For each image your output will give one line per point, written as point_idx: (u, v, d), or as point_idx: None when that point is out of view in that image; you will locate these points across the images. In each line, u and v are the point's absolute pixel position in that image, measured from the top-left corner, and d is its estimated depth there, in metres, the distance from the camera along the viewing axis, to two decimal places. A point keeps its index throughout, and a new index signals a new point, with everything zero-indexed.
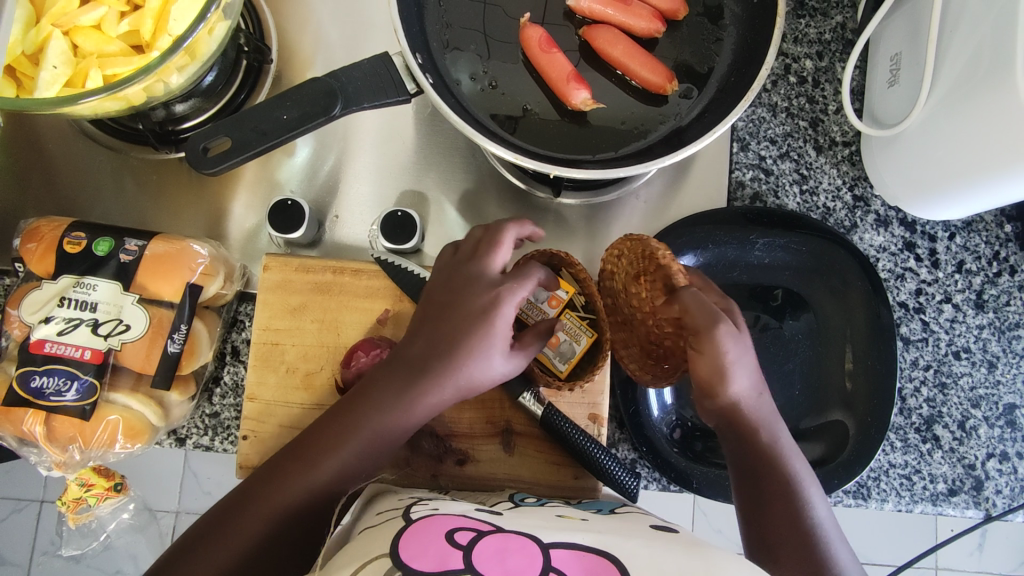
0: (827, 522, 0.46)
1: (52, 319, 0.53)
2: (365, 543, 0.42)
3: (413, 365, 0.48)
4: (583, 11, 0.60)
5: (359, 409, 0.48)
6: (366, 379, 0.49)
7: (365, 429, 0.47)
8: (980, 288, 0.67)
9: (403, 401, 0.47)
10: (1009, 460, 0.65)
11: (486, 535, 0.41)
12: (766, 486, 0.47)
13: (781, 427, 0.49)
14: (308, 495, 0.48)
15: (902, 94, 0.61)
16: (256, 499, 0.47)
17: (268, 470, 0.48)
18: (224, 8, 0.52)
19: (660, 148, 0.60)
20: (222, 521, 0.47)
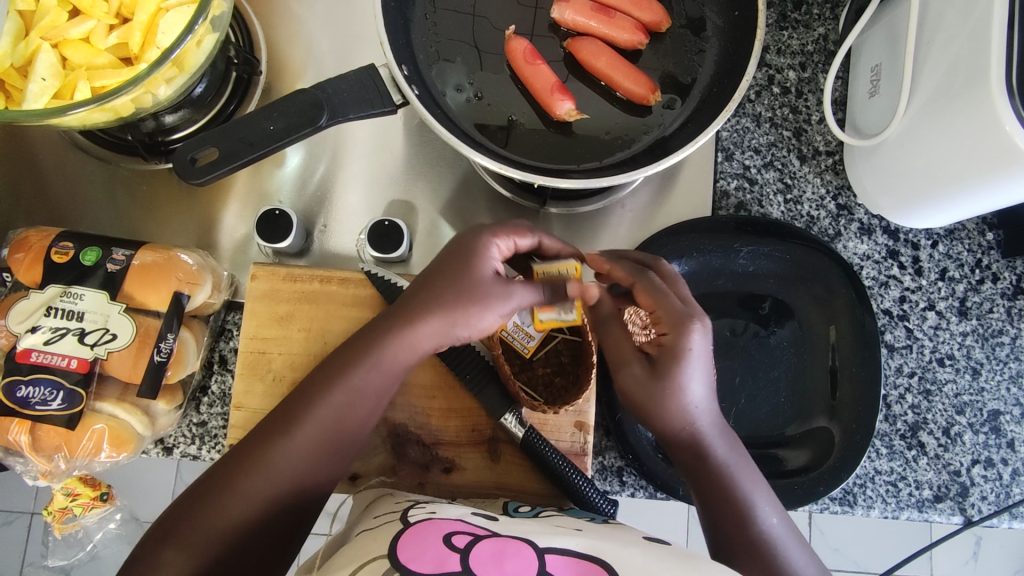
0: (777, 525, 0.48)
1: (38, 328, 0.53)
2: (364, 544, 0.43)
3: (374, 332, 0.49)
4: (567, 23, 0.61)
5: (326, 383, 0.48)
6: (327, 360, 0.50)
7: (335, 399, 0.48)
8: (963, 295, 0.67)
9: (372, 369, 0.48)
10: (994, 466, 0.65)
11: (483, 539, 0.41)
12: (721, 498, 0.48)
13: (734, 443, 0.50)
14: (283, 466, 0.47)
15: (882, 104, 0.62)
16: (228, 486, 0.46)
17: (236, 457, 0.47)
18: (212, 20, 0.53)
19: (644, 157, 0.61)
20: (193, 512, 0.45)
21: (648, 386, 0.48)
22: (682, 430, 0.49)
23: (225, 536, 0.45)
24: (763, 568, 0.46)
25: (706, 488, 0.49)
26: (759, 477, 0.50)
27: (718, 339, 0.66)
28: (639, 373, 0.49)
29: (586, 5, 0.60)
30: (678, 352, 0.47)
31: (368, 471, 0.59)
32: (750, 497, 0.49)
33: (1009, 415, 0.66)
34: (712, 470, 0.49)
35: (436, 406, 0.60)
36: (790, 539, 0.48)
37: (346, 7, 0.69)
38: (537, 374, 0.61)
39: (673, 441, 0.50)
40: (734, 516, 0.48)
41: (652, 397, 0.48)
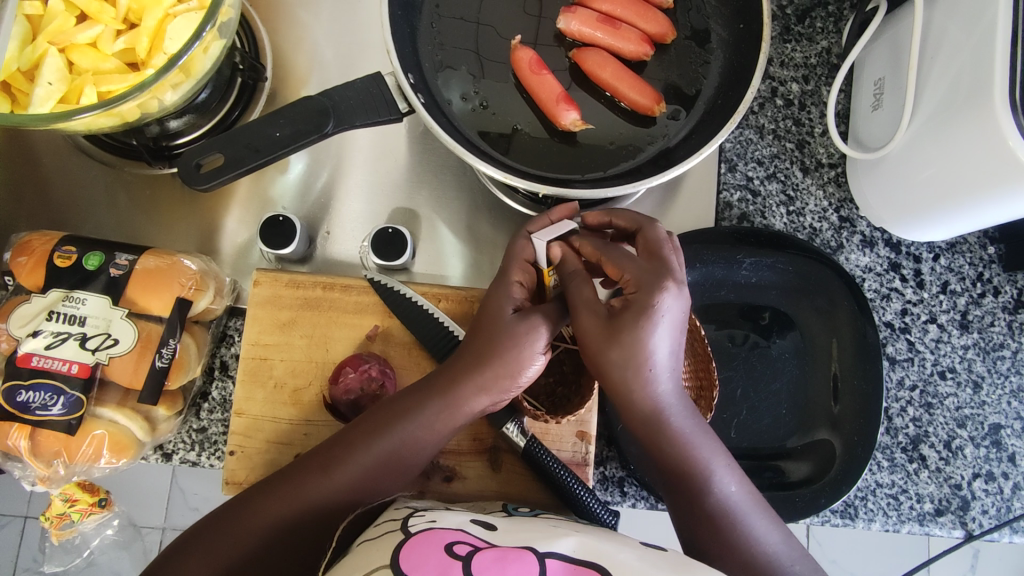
0: (740, 496, 0.49)
1: (40, 332, 0.53)
2: (365, 554, 0.42)
3: (428, 384, 0.51)
4: (573, 33, 0.61)
5: (377, 427, 0.51)
6: (381, 407, 0.52)
7: (382, 443, 0.51)
8: (964, 308, 0.67)
9: (417, 415, 0.51)
10: (995, 480, 0.65)
11: (484, 547, 0.41)
12: (682, 478, 0.48)
13: (697, 419, 0.49)
14: (326, 502, 0.50)
15: (885, 117, 0.62)
16: (259, 504, 0.49)
17: (275, 480, 0.51)
18: (220, 27, 0.53)
19: (648, 168, 0.61)
20: (221, 524, 0.49)
21: (606, 340, 0.45)
22: (642, 410, 0.47)
23: (249, 547, 0.49)
24: (723, 534, 0.47)
25: (668, 467, 0.48)
26: (719, 446, 0.49)
27: (720, 350, 0.66)
28: (599, 321, 0.45)
29: (592, 15, 0.61)
30: (644, 308, 0.44)
31: None
32: (710, 470, 0.48)
33: (1010, 428, 0.66)
34: (673, 447, 0.48)
35: None
36: (751, 503, 0.49)
37: (351, 14, 0.69)
38: (540, 383, 0.61)
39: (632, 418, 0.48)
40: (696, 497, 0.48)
41: (609, 356, 0.45)
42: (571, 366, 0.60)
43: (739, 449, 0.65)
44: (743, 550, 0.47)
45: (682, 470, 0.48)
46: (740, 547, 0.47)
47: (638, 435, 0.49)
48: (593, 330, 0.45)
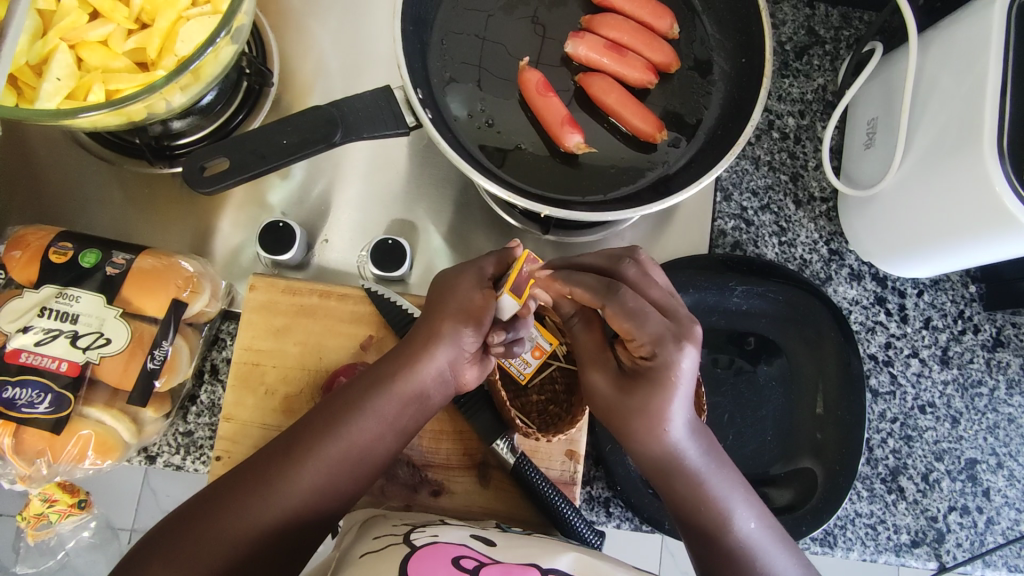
0: (756, 535, 0.49)
1: (30, 328, 0.52)
2: (371, 566, 0.43)
3: (384, 365, 0.52)
4: (579, 58, 0.63)
5: (336, 411, 0.51)
6: (337, 394, 0.52)
7: (341, 424, 0.51)
8: (945, 344, 0.69)
9: (375, 394, 0.51)
10: (970, 514, 0.67)
11: (489, 564, 0.42)
12: (695, 521, 0.49)
13: (710, 461, 0.48)
14: (293, 498, 0.49)
15: (876, 156, 0.64)
16: (227, 506, 0.48)
17: (235, 480, 0.49)
18: (233, 32, 0.53)
19: (648, 193, 0.62)
20: (189, 531, 0.47)
21: (619, 409, 0.48)
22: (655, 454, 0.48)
23: (223, 556, 0.47)
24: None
25: (689, 513, 0.49)
26: (737, 479, 0.50)
27: (708, 374, 0.67)
28: (607, 384, 0.49)
29: (599, 42, 0.62)
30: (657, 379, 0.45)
31: None
32: (732, 513, 0.48)
33: (985, 464, 0.68)
34: (690, 494, 0.48)
35: (429, 427, 0.60)
36: (768, 539, 0.49)
37: (358, 26, 0.70)
38: (531, 401, 0.62)
39: (647, 459, 0.49)
40: (711, 543, 0.48)
41: (626, 418, 0.48)
42: (563, 385, 0.61)
43: None
44: None
45: (699, 519, 0.48)
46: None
47: (652, 478, 0.50)
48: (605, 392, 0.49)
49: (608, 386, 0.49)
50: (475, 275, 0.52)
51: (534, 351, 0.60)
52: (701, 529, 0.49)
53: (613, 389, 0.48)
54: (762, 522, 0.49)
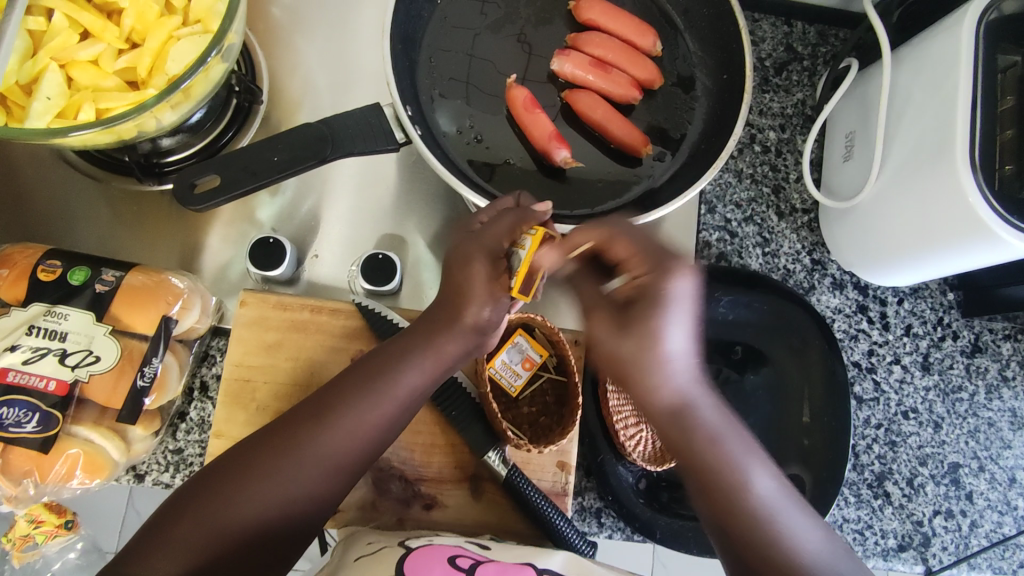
0: (776, 496, 0.47)
1: (18, 347, 0.52)
2: (372, 566, 0.45)
3: (411, 335, 0.53)
4: (565, 75, 0.64)
5: (364, 377, 0.51)
6: (362, 362, 0.52)
7: (369, 392, 0.50)
8: (926, 351, 0.71)
9: (404, 366, 0.51)
10: (955, 517, 0.68)
11: (486, 562, 0.46)
12: (705, 480, 0.47)
13: (724, 412, 0.49)
14: (321, 459, 0.48)
15: (855, 168, 0.66)
16: (257, 468, 0.47)
17: (255, 449, 0.48)
18: (224, 51, 0.54)
19: (633, 207, 0.63)
20: (217, 492, 0.46)
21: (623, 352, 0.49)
22: (665, 400, 0.48)
23: (254, 515, 0.46)
24: (751, 538, 0.45)
25: (700, 474, 0.47)
26: (751, 443, 0.49)
27: None
28: (610, 322, 0.49)
29: (585, 59, 0.63)
30: (657, 298, 0.47)
31: (347, 505, 0.59)
32: (745, 472, 0.47)
33: (967, 467, 0.69)
34: (693, 442, 0.47)
35: (420, 440, 0.60)
36: (788, 506, 0.47)
37: (347, 44, 0.71)
38: (522, 412, 0.62)
39: (657, 414, 0.49)
40: (726, 494, 0.46)
41: (625, 359, 0.49)
42: (554, 397, 0.62)
43: None
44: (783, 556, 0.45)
45: (705, 470, 0.47)
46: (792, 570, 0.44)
47: (662, 433, 0.50)
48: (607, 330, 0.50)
49: (610, 325, 0.49)
50: (488, 266, 0.51)
51: (524, 363, 0.61)
52: (718, 487, 0.47)
53: (619, 317, 0.49)
54: (779, 483, 0.48)
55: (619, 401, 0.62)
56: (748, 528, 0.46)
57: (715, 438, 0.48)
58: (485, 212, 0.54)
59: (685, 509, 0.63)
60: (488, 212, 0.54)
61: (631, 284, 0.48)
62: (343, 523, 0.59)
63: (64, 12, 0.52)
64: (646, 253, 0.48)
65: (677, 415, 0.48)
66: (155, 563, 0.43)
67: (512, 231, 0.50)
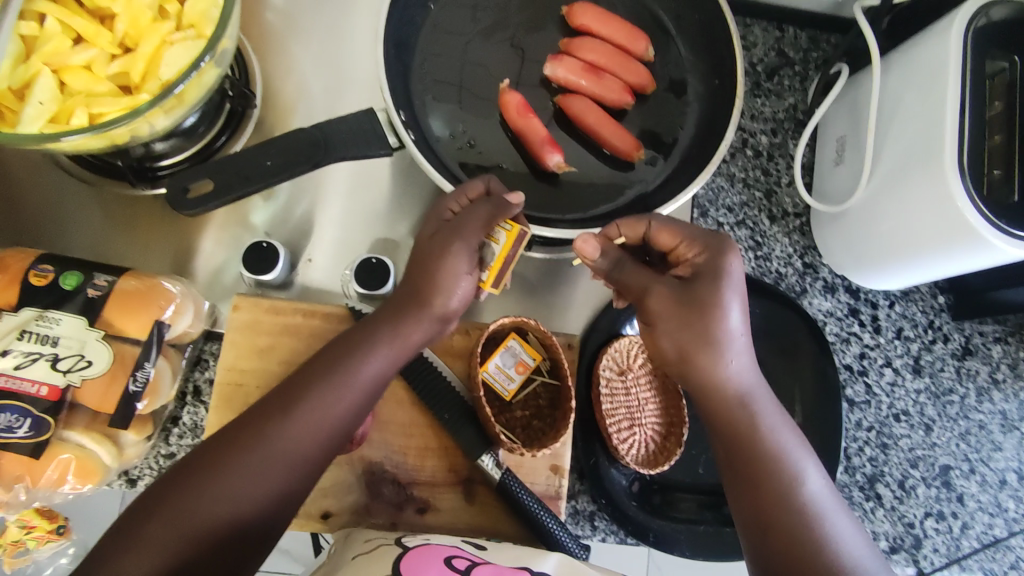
0: (822, 495, 0.48)
1: (10, 352, 0.52)
2: (367, 564, 0.45)
3: (374, 322, 0.53)
4: (559, 79, 0.64)
5: (326, 366, 0.51)
6: (323, 352, 0.52)
7: (333, 379, 0.50)
8: (917, 353, 0.71)
9: (367, 354, 0.51)
10: (946, 519, 0.68)
11: (481, 563, 0.46)
12: (752, 476, 0.48)
13: (776, 408, 0.51)
14: (288, 447, 0.48)
15: (846, 172, 0.67)
16: (227, 461, 0.47)
17: (221, 445, 0.48)
18: (218, 56, 0.54)
19: (626, 211, 0.63)
20: (187, 487, 0.45)
21: (680, 316, 0.49)
22: (728, 393, 0.49)
23: (227, 509, 0.46)
24: (795, 538, 0.46)
25: (747, 469, 0.49)
26: (804, 442, 0.50)
27: None
28: (669, 295, 0.50)
29: (578, 64, 0.64)
30: (716, 274, 0.49)
31: (340, 509, 0.59)
32: (800, 470, 0.49)
33: (958, 469, 0.70)
34: (751, 435, 0.49)
35: (414, 444, 0.60)
36: (835, 507, 0.48)
37: (340, 48, 0.71)
38: (516, 416, 0.62)
39: (714, 406, 0.50)
40: (774, 490, 0.48)
41: (676, 333, 0.49)
42: (547, 400, 0.62)
43: (708, 485, 0.65)
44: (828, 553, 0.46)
45: (763, 464, 0.48)
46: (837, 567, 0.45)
47: (716, 425, 0.51)
48: (667, 304, 0.49)
49: (670, 294, 0.50)
50: (465, 259, 0.51)
51: (518, 367, 0.61)
52: (768, 482, 0.48)
53: (676, 292, 0.50)
54: (827, 484, 0.49)
55: (613, 405, 0.62)
56: (795, 526, 0.47)
57: (774, 430, 0.49)
58: (456, 201, 0.54)
59: (679, 511, 0.64)
60: (458, 200, 0.54)
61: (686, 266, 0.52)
62: (336, 527, 0.59)
63: (56, 16, 0.52)
64: (699, 238, 0.52)
65: (734, 407, 0.49)
66: (129, 563, 0.43)
67: (488, 223, 0.52)
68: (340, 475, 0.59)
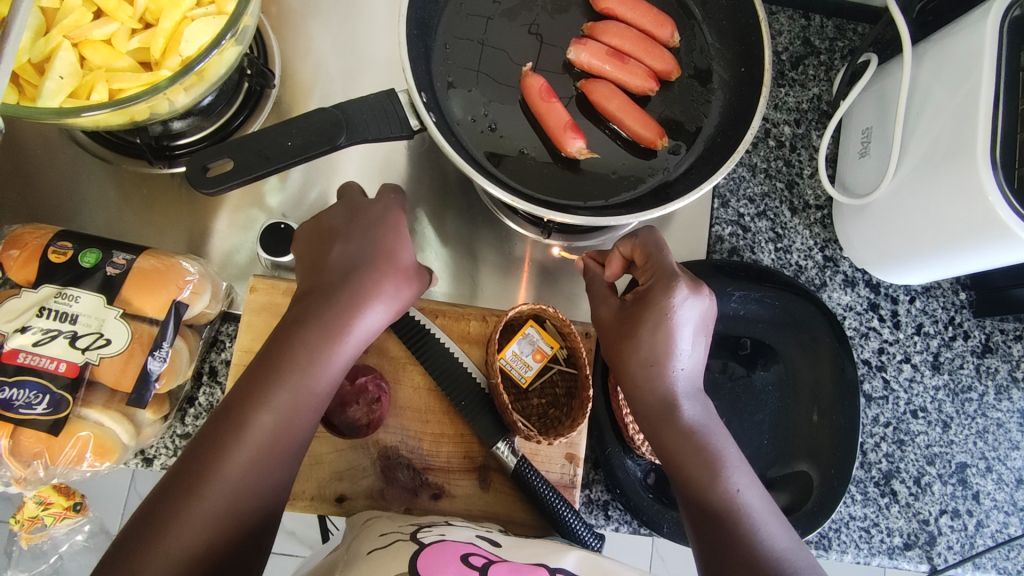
0: (748, 493, 0.48)
1: (29, 328, 0.52)
2: (383, 560, 0.44)
3: (308, 310, 0.50)
4: (582, 64, 0.63)
5: (271, 371, 0.47)
6: (259, 361, 0.48)
7: (282, 385, 0.47)
8: (936, 350, 0.71)
9: (335, 339, 0.49)
10: (961, 517, 0.68)
11: (497, 561, 0.44)
12: (680, 469, 0.50)
13: (706, 410, 0.52)
14: (252, 458, 0.45)
15: (871, 165, 0.66)
16: (200, 486, 0.43)
17: (192, 456, 0.44)
18: (239, 34, 0.53)
19: (648, 199, 0.63)
20: (166, 518, 0.42)
21: (617, 326, 0.53)
22: (655, 393, 0.51)
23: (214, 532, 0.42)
24: (719, 527, 0.47)
25: (675, 462, 0.50)
26: (733, 443, 0.51)
27: (706, 381, 0.67)
28: (615, 309, 0.54)
29: (602, 49, 0.62)
30: (648, 296, 0.51)
31: (355, 493, 0.59)
32: (726, 467, 0.49)
33: (975, 467, 0.69)
34: (679, 431, 0.50)
35: (429, 430, 0.60)
36: (762, 506, 0.48)
37: (360, 30, 0.70)
38: (532, 404, 0.62)
39: (645, 404, 0.52)
40: (697, 482, 0.49)
41: (617, 336, 0.53)
42: (563, 389, 0.62)
43: None
44: (753, 545, 0.46)
45: (687, 458, 0.49)
46: (757, 560, 0.45)
47: (647, 426, 0.52)
48: (609, 317, 0.54)
49: (613, 310, 0.54)
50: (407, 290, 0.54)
51: (535, 355, 0.60)
52: (693, 473, 0.49)
53: (619, 311, 0.54)
54: (755, 485, 0.49)
55: None
56: (717, 517, 0.47)
57: (701, 429, 0.51)
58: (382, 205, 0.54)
59: None
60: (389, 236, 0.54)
61: (638, 291, 0.52)
62: (351, 510, 0.59)
63: None
64: (656, 263, 0.52)
65: (664, 406, 0.51)
66: None
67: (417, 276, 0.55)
68: (356, 459, 0.59)
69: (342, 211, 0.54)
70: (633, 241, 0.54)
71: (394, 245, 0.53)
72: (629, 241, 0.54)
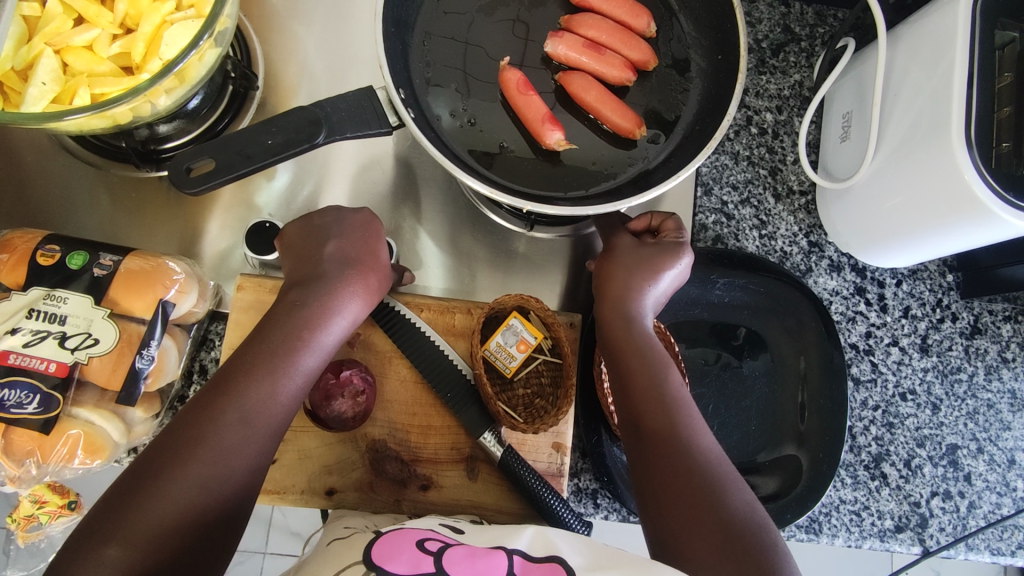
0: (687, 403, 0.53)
1: (18, 330, 0.53)
2: (338, 552, 0.46)
3: (295, 295, 0.53)
4: (559, 57, 0.64)
5: (267, 351, 0.50)
6: (254, 335, 0.51)
7: (270, 367, 0.49)
8: (924, 332, 0.71)
9: (329, 320, 0.53)
10: (952, 498, 0.68)
11: (454, 545, 0.45)
12: (633, 372, 0.54)
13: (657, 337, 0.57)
14: (233, 439, 0.46)
15: (851, 148, 0.66)
16: (179, 461, 0.45)
17: (185, 423, 0.46)
18: (216, 36, 0.54)
19: (628, 188, 0.63)
20: (143, 492, 0.43)
21: (628, 254, 0.59)
22: (619, 310, 0.56)
23: (188, 508, 0.44)
24: (659, 422, 0.51)
25: (628, 366, 0.54)
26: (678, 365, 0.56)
27: (693, 368, 0.68)
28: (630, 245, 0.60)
29: (578, 41, 0.63)
30: (669, 246, 0.58)
31: (344, 486, 0.59)
32: (672, 378, 0.54)
33: (965, 449, 0.69)
34: (636, 340, 0.55)
35: (416, 423, 0.61)
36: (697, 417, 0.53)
37: (342, 30, 0.71)
38: (517, 395, 0.62)
39: (609, 317, 0.57)
40: (646, 385, 0.53)
41: (624, 261, 0.58)
42: (549, 378, 0.62)
43: None
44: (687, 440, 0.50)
45: (640, 365, 0.54)
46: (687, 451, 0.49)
47: (607, 338, 0.57)
48: (623, 245, 0.60)
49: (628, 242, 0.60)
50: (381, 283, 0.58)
51: (519, 346, 0.61)
52: (642, 376, 0.53)
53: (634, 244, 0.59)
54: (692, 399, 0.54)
55: None
56: (659, 414, 0.51)
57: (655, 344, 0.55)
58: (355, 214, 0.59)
59: None
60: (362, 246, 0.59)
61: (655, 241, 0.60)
62: (341, 503, 0.59)
63: None
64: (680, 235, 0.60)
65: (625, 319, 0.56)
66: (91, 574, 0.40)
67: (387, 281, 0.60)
68: (345, 453, 0.60)
69: (332, 212, 0.59)
70: (668, 214, 0.62)
71: (373, 260, 0.57)
72: (664, 214, 0.62)
